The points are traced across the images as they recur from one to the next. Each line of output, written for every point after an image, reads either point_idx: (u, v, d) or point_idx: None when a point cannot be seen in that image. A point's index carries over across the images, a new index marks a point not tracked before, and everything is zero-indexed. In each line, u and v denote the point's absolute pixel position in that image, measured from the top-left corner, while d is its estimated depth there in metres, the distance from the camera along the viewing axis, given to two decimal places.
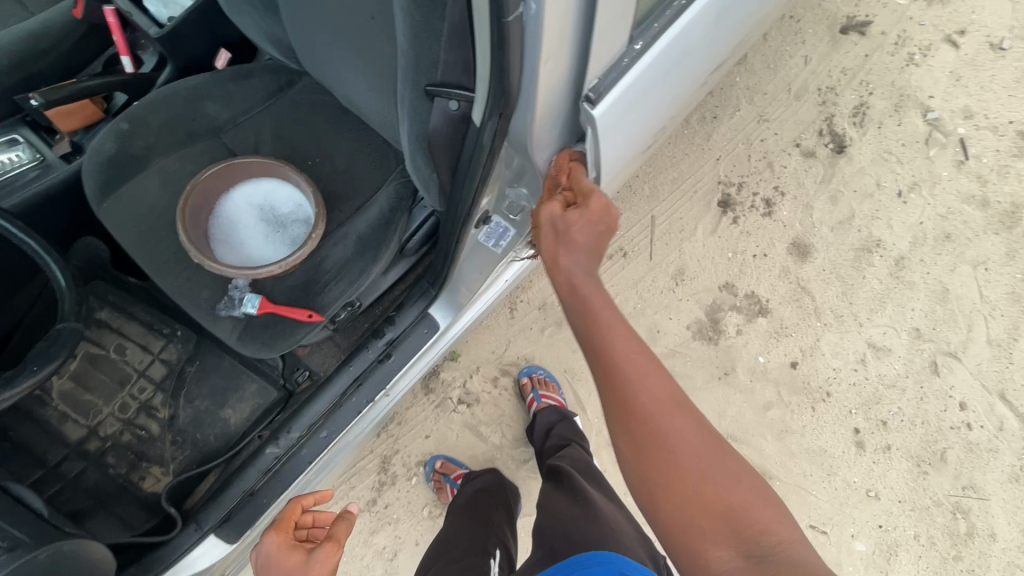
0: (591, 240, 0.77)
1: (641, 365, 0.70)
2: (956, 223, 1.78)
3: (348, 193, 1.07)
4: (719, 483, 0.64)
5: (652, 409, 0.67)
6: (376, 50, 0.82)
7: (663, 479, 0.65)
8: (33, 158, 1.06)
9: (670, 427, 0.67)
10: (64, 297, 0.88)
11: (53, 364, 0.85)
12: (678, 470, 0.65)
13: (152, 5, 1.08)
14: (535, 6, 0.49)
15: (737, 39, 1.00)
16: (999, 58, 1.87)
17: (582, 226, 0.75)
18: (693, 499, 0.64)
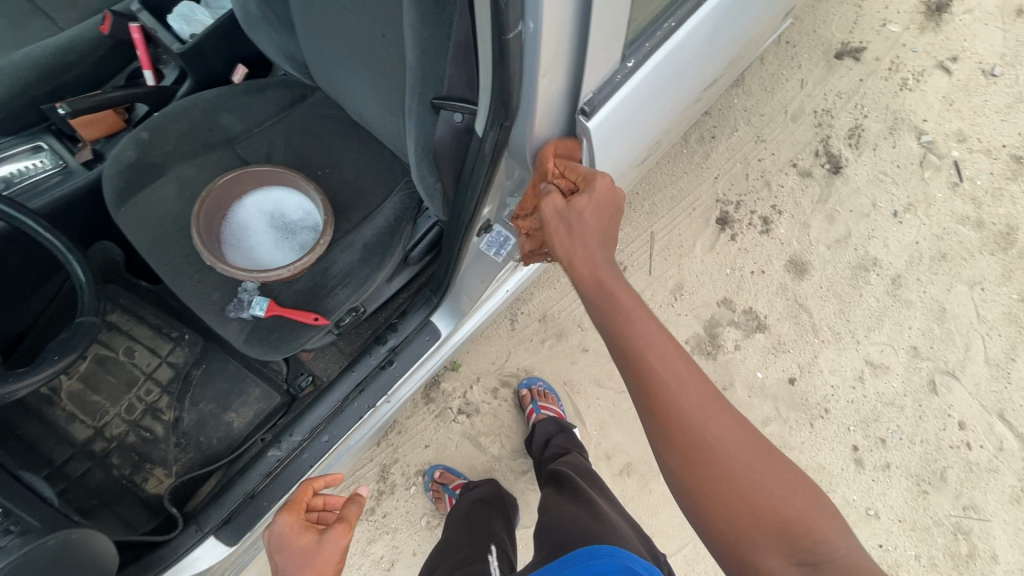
0: (602, 227, 0.75)
1: (686, 379, 0.69)
2: (951, 243, 1.80)
3: (355, 202, 1.11)
4: (771, 489, 0.65)
5: (699, 423, 0.67)
6: (385, 66, 0.87)
7: (713, 492, 0.65)
8: (56, 164, 1.10)
9: (719, 439, 0.67)
10: (83, 290, 0.91)
11: (71, 355, 0.87)
12: (728, 482, 0.65)
13: (175, 23, 1.15)
14: (534, 25, 0.54)
15: (729, 59, 1.04)
16: (991, 84, 1.92)
17: (597, 221, 0.74)
18: (746, 510, 0.64)
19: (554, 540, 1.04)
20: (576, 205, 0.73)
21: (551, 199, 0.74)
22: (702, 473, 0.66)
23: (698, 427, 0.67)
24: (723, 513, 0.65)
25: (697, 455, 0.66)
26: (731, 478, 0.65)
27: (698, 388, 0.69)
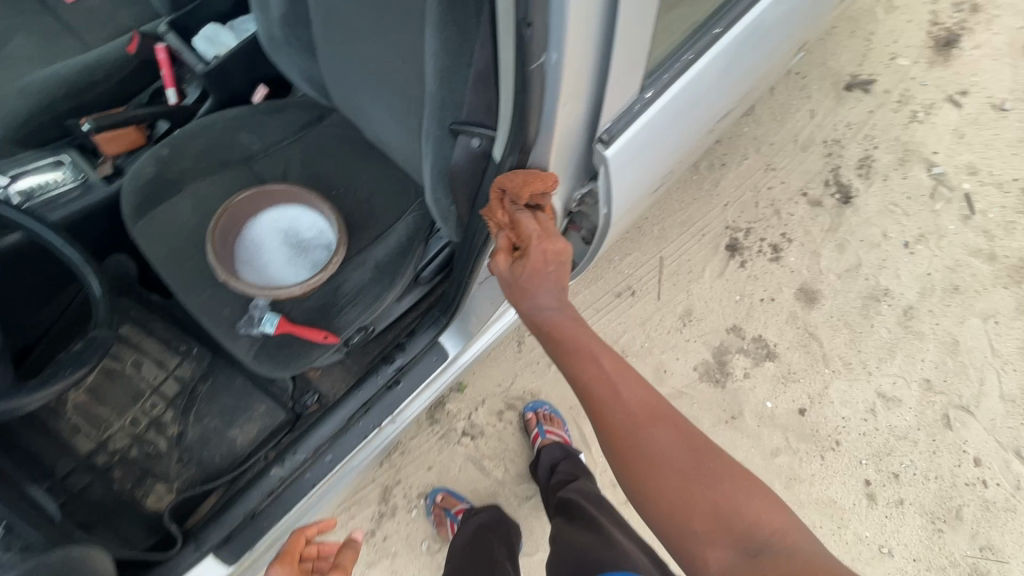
0: (549, 282, 0.76)
1: (617, 381, 0.73)
2: (964, 276, 1.79)
3: (368, 222, 1.12)
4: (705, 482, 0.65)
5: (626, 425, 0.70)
6: (404, 90, 0.89)
7: (652, 490, 0.66)
8: (75, 178, 1.12)
9: (653, 436, 0.68)
10: (99, 304, 0.91)
11: (82, 371, 0.85)
12: (666, 477, 0.66)
13: (201, 44, 1.18)
14: (555, 57, 0.54)
15: (743, 90, 1.06)
16: (1001, 119, 1.93)
17: (543, 270, 0.74)
18: (684, 503, 0.64)
19: (570, 569, 1.03)
20: (521, 266, 0.75)
21: (498, 259, 0.77)
22: (638, 472, 0.67)
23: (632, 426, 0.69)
24: (661, 506, 0.65)
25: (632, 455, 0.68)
26: (667, 474, 0.66)
27: (632, 389, 0.72)
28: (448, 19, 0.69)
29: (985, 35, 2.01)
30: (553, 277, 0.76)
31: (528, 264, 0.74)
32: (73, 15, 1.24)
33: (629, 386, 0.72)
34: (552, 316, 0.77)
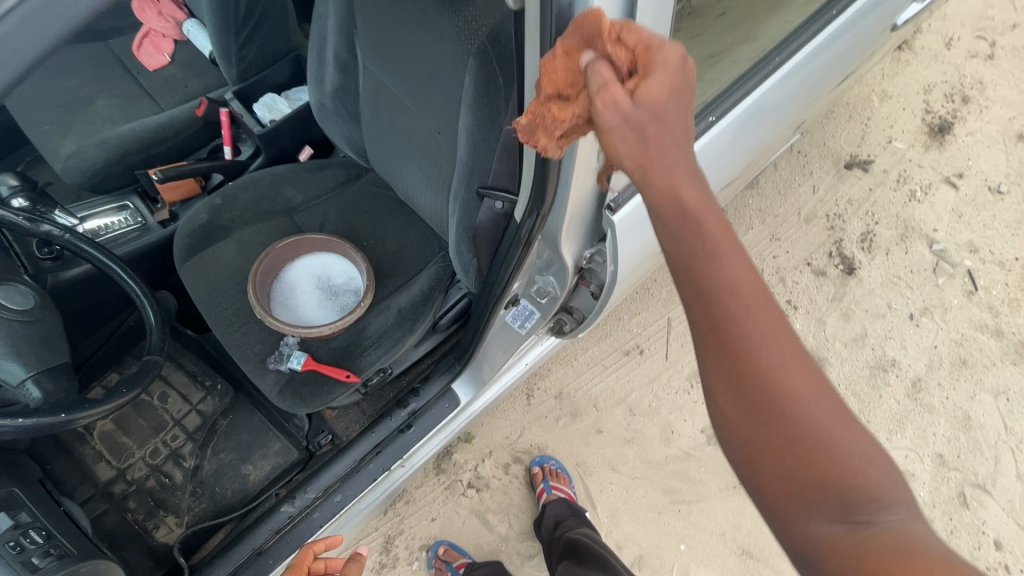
0: (674, 121, 0.53)
1: (751, 297, 0.51)
2: (971, 350, 1.81)
3: (394, 270, 1.21)
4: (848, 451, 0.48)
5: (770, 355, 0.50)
6: (437, 155, 1.00)
7: (768, 438, 0.50)
8: (136, 221, 1.26)
9: (788, 379, 0.50)
10: (152, 331, 1.01)
11: (137, 389, 0.94)
12: (793, 435, 0.49)
13: (259, 110, 1.34)
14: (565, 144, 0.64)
15: (743, 165, 1.16)
16: (998, 200, 2.02)
17: (670, 105, 0.52)
18: (807, 460, 0.48)
19: None
20: (646, 88, 0.51)
21: (608, 85, 0.50)
22: (755, 417, 0.50)
23: (762, 358, 0.50)
24: (773, 464, 0.50)
25: (749, 395, 0.50)
26: (793, 429, 0.49)
27: (769, 311, 0.51)
28: (480, 102, 0.80)
29: (978, 123, 2.14)
30: (677, 119, 0.54)
31: (655, 83, 0.51)
32: (151, 83, 1.42)
33: (764, 306, 0.51)
34: (671, 183, 0.52)
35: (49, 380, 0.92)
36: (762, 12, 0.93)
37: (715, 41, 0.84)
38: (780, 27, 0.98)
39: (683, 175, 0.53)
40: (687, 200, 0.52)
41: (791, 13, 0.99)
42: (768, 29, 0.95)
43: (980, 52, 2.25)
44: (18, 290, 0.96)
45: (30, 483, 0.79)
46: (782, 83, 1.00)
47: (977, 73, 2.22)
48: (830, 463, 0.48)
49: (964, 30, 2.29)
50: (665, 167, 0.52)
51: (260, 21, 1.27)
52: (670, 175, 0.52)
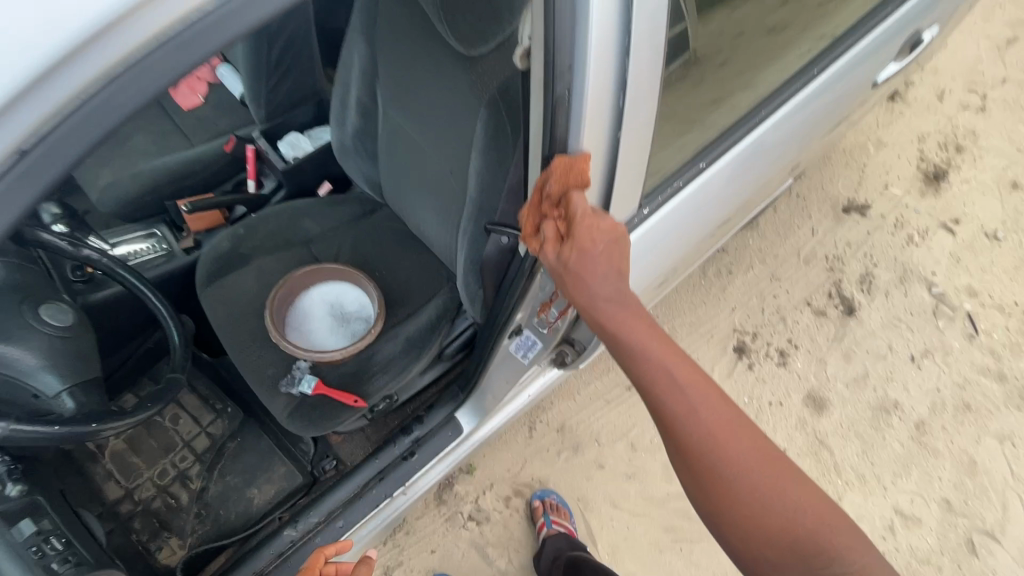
0: (606, 266, 0.70)
1: (692, 395, 0.71)
2: (974, 394, 1.82)
3: (403, 300, 1.26)
4: (787, 507, 0.67)
5: (714, 442, 0.70)
6: (448, 193, 1.07)
7: (728, 507, 0.69)
8: (161, 248, 1.33)
9: (731, 458, 0.69)
10: (176, 350, 1.08)
11: (162, 404, 1.00)
12: (744, 504, 0.68)
13: (283, 147, 1.43)
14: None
15: (738, 204, 1.21)
16: (996, 246, 2.06)
17: (599, 253, 0.70)
18: (758, 522, 0.67)
19: None
20: (574, 249, 0.68)
21: (546, 247, 0.70)
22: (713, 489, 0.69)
23: (706, 444, 0.69)
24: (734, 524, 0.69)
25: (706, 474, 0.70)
26: (746, 501, 0.68)
27: (708, 403, 0.71)
28: (489, 147, 0.87)
29: (972, 172, 2.20)
30: (611, 261, 0.71)
31: (581, 242, 0.68)
32: (185, 120, 1.52)
33: (703, 398, 0.71)
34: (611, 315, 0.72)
35: (82, 393, 0.99)
36: (761, 61, 0.96)
37: (713, 91, 0.89)
38: (774, 78, 1.01)
39: (624, 309, 0.73)
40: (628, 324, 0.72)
41: (787, 63, 1.01)
42: (767, 76, 0.99)
43: (972, 104, 2.34)
44: (57, 307, 1.03)
45: (53, 494, 0.84)
46: (768, 134, 1.05)
47: (969, 124, 2.30)
48: (776, 524, 0.66)
49: (956, 83, 2.39)
50: (595, 298, 0.70)
51: (288, 67, 1.37)
52: (608, 305, 0.71)
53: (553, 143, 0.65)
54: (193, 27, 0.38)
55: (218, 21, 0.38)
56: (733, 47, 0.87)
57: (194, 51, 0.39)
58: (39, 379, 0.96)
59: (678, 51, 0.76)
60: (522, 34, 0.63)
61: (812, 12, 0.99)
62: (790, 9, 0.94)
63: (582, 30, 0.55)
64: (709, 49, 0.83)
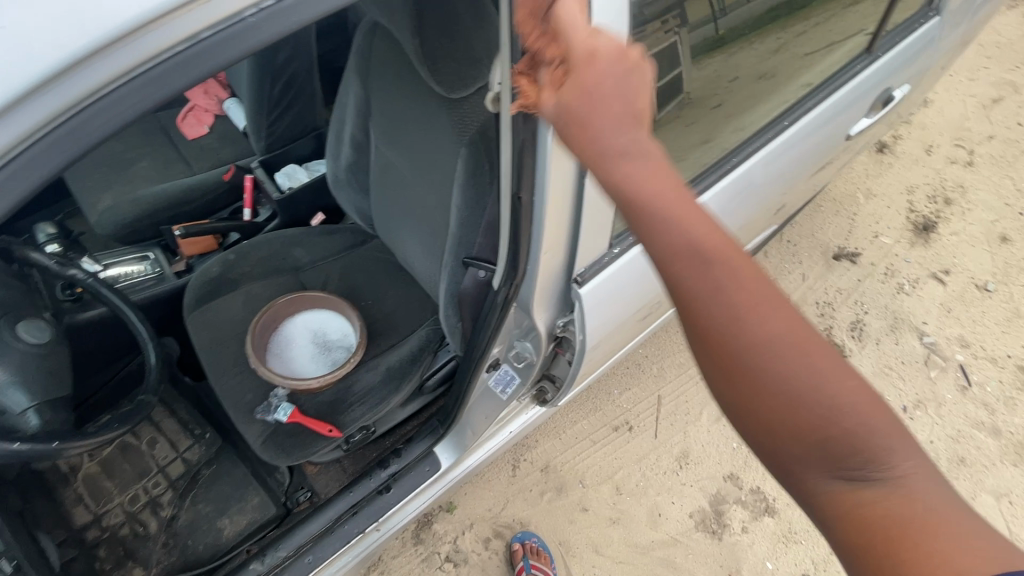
0: (621, 109, 0.49)
1: (726, 267, 0.50)
2: (968, 447, 1.78)
3: (387, 330, 1.26)
4: (826, 404, 0.50)
5: (743, 317, 0.50)
6: (434, 227, 1.09)
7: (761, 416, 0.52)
8: (154, 271, 1.36)
9: (776, 356, 0.50)
10: (152, 373, 1.08)
11: (128, 425, 0.99)
12: (791, 410, 0.50)
13: (280, 177, 1.46)
14: (529, 225, 0.72)
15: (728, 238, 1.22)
16: (986, 298, 2.06)
17: (614, 89, 0.49)
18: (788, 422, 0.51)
19: None
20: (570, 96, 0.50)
21: (545, 92, 0.52)
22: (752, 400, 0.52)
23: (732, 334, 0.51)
24: (764, 419, 0.52)
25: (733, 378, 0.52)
26: (789, 414, 0.50)
27: (749, 276, 0.51)
28: (469, 184, 0.91)
29: (961, 224, 2.23)
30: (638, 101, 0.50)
31: (586, 75, 0.49)
32: (189, 149, 1.57)
33: (740, 271, 0.50)
34: (622, 169, 0.49)
35: (48, 410, 0.99)
36: (753, 103, 1.02)
37: (707, 129, 0.95)
38: (748, 126, 1.05)
39: (633, 151, 0.50)
40: (651, 189, 0.49)
41: (765, 109, 1.06)
42: (755, 117, 1.05)
43: (959, 158, 2.39)
44: (36, 324, 1.04)
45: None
46: (749, 175, 1.07)
47: (957, 178, 2.34)
48: (828, 431, 0.50)
49: (942, 138, 2.45)
50: (620, 167, 0.49)
51: (290, 103, 1.43)
52: (629, 165, 0.49)
53: (522, 182, 0.67)
54: (170, 62, 0.42)
55: (193, 56, 0.42)
56: (721, 93, 0.93)
57: (170, 82, 0.42)
58: (8, 395, 0.95)
59: (661, 94, 0.80)
60: (493, 81, 0.66)
61: (789, 66, 1.06)
62: (771, 61, 1.01)
63: None
64: (689, 94, 0.86)
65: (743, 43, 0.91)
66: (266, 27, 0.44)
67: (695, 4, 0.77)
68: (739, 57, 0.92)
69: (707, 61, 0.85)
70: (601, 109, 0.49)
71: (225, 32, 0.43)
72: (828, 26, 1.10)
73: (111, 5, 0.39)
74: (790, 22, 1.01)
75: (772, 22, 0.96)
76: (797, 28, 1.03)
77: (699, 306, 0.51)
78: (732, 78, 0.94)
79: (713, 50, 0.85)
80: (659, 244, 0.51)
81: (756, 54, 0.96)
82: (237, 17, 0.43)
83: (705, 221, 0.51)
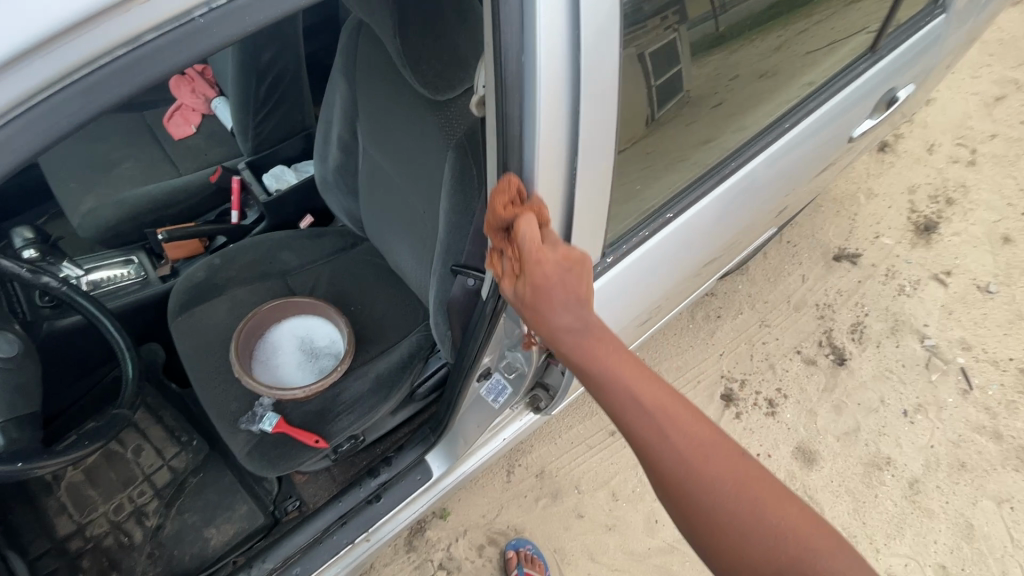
0: (567, 293, 0.62)
1: (666, 416, 0.61)
2: (970, 452, 1.76)
3: (376, 337, 1.23)
4: (764, 535, 0.57)
5: (683, 457, 0.60)
6: (423, 232, 1.06)
7: (727, 552, 0.59)
8: (138, 275, 1.33)
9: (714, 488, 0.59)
10: (127, 385, 1.11)
11: (100, 442, 1.05)
12: (741, 541, 0.57)
13: (267, 179, 1.43)
14: None
15: (726, 242, 1.19)
16: (988, 300, 2.03)
17: (562, 277, 0.62)
18: (734, 549, 0.58)
19: None
20: (526, 285, 0.62)
21: (504, 280, 0.65)
22: (703, 530, 0.60)
23: (686, 477, 0.59)
24: (720, 548, 0.59)
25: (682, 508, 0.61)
26: (747, 547, 0.57)
27: (686, 420, 0.61)
28: (457, 190, 0.87)
29: (963, 224, 2.19)
30: (581, 285, 0.64)
31: (536, 278, 0.61)
32: (176, 149, 1.54)
33: (677, 416, 0.61)
34: (571, 339, 0.63)
35: (14, 428, 0.97)
36: (755, 102, 0.98)
37: (707, 130, 0.91)
38: (750, 126, 1.01)
39: (580, 325, 0.63)
40: (594, 352, 0.63)
41: (768, 109, 1.02)
42: (758, 116, 1.01)
43: (961, 157, 2.36)
44: (5, 338, 1.01)
45: None
46: (751, 176, 1.04)
47: (959, 177, 2.31)
48: (772, 557, 0.56)
49: (945, 137, 2.42)
50: (568, 335, 0.63)
51: (277, 103, 1.40)
52: (573, 335, 0.63)
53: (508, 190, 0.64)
54: (109, 68, 0.37)
55: (138, 61, 0.38)
56: (721, 91, 0.88)
57: (111, 90, 0.38)
58: None
59: (659, 92, 0.77)
60: (477, 84, 0.63)
61: (791, 64, 1.00)
62: (772, 60, 0.95)
63: (530, 80, 0.55)
64: (688, 93, 0.82)
65: (745, 39, 0.86)
66: (220, 28, 0.40)
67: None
68: (740, 54, 0.87)
69: (707, 59, 0.81)
70: (549, 297, 0.62)
71: (173, 34, 0.38)
72: (832, 23, 1.03)
73: (33, 5, 0.34)
74: (796, 19, 0.95)
75: (773, 19, 0.90)
76: (798, 25, 0.97)
77: (646, 447, 0.61)
78: (733, 76, 0.89)
79: (714, 47, 0.81)
80: (608, 398, 0.63)
81: (759, 52, 0.91)
82: (186, 17, 0.38)
83: (646, 377, 0.63)
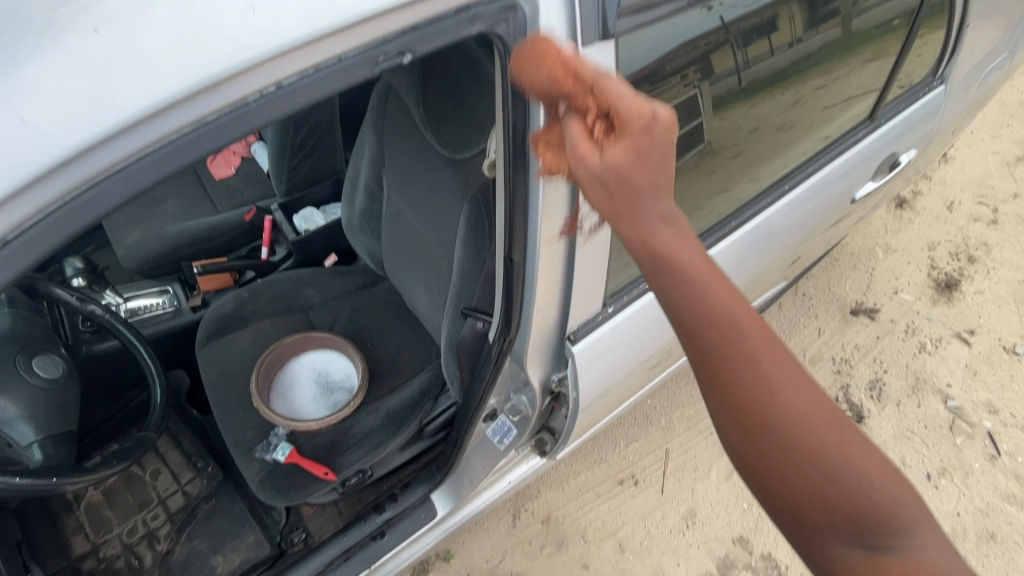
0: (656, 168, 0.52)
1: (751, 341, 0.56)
2: (999, 522, 1.67)
3: (389, 373, 1.28)
4: (844, 470, 0.54)
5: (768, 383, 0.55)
6: (438, 276, 1.12)
7: (795, 489, 0.55)
8: (171, 305, 1.43)
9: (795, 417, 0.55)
10: (154, 411, 1.15)
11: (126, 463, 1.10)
12: (821, 477, 0.54)
13: (297, 220, 1.53)
14: (520, 286, 0.74)
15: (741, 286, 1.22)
16: (1014, 361, 1.98)
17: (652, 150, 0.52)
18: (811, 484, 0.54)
19: None
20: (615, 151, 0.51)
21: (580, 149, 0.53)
22: (771, 469, 0.56)
23: (774, 414, 0.55)
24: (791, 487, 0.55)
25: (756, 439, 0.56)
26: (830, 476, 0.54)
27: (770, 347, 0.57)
28: (470, 239, 0.93)
29: (986, 283, 2.17)
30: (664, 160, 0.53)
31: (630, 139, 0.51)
32: (216, 188, 1.65)
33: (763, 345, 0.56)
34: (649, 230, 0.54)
35: (52, 445, 1.03)
36: (771, 153, 1.03)
37: (723, 180, 0.96)
38: (766, 177, 1.05)
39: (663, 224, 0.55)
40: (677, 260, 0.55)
41: (785, 160, 1.07)
42: (775, 165, 1.06)
43: (983, 216, 2.35)
44: (50, 360, 1.10)
45: None
46: (767, 223, 1.09)
47: (981, 236, 2.30)
48: (850, 501, 0.53)
49: (965, 195, 2.42)
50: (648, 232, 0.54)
51: (312, 150, 1.51)
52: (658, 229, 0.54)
53: (513, 246, 0.70)
54: (176, 142, 0.44)
55: (200, 138, 0.45)
56: (739, 143, 0.94)
57: (175, 161, 0.45)
58: (16, 428, 1.00)
59: (679, 142, 0.82)
60: (490, 150, 0.71)
61: (808, 118, 1.06)
62: (790, 113, 1.01)
63: (535, 152, 0.62)
64: (709, 144, 0.88)
65: (765, 94, 0.92)
66: (269, 108, 0.46)
67: (719, 56, 0.78)
68: (761, 108, 0.93)
69: (729, 112, 0.87)
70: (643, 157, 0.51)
71: (232, 114, 0.45)
72: (850, 80, 1.08)
73: (116, 94, 0.40)
74: (812, 76, 1.00)
75: (794, 75, 0.95)
76: (816, 81, 1.02)
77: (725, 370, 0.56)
78: (752, 128, 0.95)
79: (734, 102, 0.87)
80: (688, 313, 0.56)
81: (778, 105, 0.97)
82: (242, 101, 0.45)
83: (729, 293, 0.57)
